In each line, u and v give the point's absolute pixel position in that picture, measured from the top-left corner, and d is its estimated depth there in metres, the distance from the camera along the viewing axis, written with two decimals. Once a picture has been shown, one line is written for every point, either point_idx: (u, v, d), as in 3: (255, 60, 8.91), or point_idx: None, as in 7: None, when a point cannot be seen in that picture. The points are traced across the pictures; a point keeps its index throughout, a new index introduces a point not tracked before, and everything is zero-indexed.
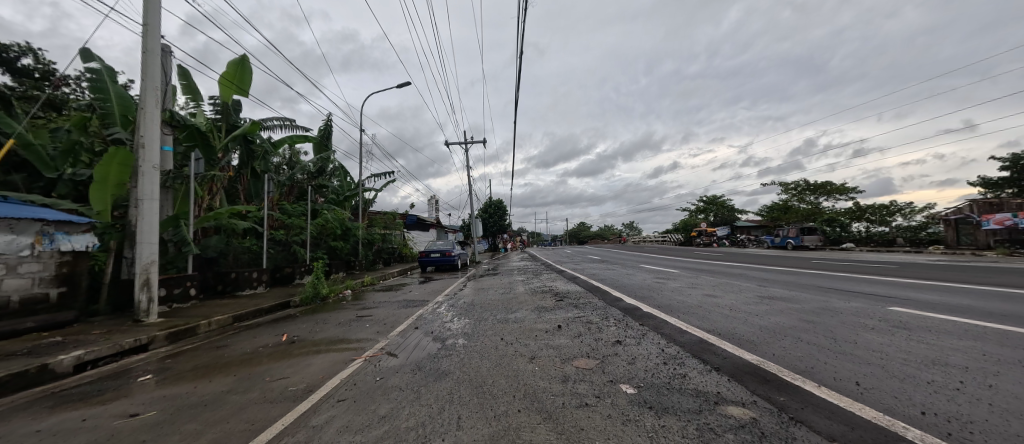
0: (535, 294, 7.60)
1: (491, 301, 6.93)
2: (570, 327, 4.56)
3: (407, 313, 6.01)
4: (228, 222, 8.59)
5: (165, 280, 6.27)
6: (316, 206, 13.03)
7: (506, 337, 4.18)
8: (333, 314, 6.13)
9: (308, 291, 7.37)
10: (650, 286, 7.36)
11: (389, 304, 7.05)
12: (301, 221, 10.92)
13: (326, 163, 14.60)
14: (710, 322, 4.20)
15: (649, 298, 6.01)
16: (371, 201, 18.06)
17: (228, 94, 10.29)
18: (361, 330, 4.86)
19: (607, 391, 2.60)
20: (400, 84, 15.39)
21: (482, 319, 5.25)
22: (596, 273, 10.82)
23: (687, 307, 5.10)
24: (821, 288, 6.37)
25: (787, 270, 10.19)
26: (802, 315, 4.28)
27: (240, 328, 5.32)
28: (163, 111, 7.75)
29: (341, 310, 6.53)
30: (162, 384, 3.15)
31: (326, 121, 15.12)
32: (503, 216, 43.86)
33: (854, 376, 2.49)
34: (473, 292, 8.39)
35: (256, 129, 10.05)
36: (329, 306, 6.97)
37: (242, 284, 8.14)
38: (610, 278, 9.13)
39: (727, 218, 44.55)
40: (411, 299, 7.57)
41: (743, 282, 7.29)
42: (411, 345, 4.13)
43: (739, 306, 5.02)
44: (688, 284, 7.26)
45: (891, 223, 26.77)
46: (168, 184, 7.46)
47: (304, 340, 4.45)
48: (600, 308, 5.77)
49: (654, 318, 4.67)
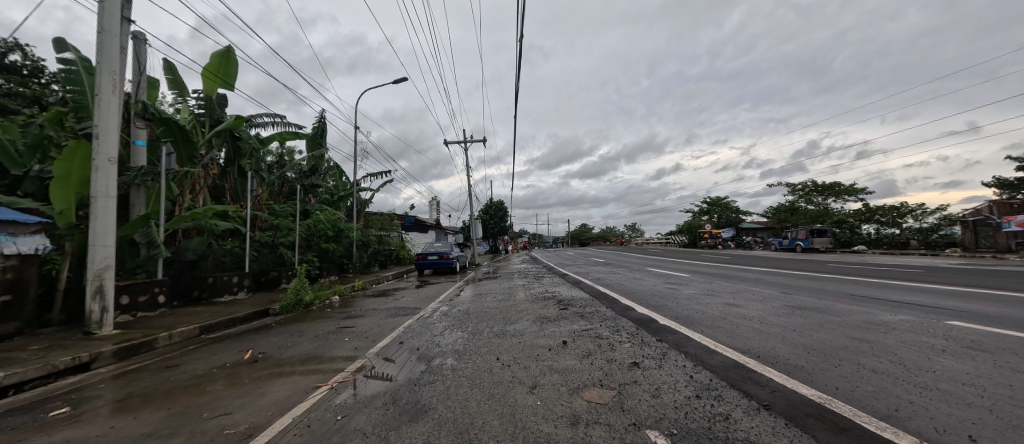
0: (537, 301, 6.96)
1: (488, 309, 6.33)
2: (577, 343, 3.94)
3: (395, 324, 5.40)
4: (206, 222, 8.08)
5: (130, 286, 5.69)
6: (307, 206, 12.49)
7: (503, 357, 3.56)
8: (313, 325, 5.52)
9: (290, 297, 6.79)
10: (662, 293, 6.73)
11: (376, 313, 6.43)
12: (289, 222, 10.36)
13: (319, 162, 14.07)
14: (743, 339, 3.56)
15: (664, 308, 5.39)
16: (367, 201, 17.53)
17: (212, 88, 9.80)
18: (337, 346, 4.24)
19: (630, 441, 1.98)
20: (396, 80, 14.83)
21: (477, 332, 4.65)
22: (602, 277, 10.18)
23: (709, 319, 4.49)
24: (853, 296, 5.75)
25: (805, 275, 9.56)
26: (849, 332, 3.65)
27: (204, 342, 4.71)
28: (136, 103, 7.25)
29: (323, 319, 5.93)
30: (73, 424, 2.53)
31: (319, 118, 14.60)
32: (504, 217, 43.23)
33: (962, 426, 1.87)
34: (470, 299, 7.76)
35: (241, 124, 9.59)
36: (312, 314, 6.39)
37: (220, 290, 7.55)
38: (616, 284, 8.48)
39: (731, 220, 43.82)
40: (402, 307, 6.96)
41: (763, 289, 6.66)
42: (391, 366, 3.52)
43: (768, 318, 4.40)
44: (703, 292, 6.64)
45: (902, 225, 26.04)
46: (138, 182, 6.92)
47: (269, 358, 3.84)
48: (608, 319, 5.16)
49: (672, 332, 4.07)
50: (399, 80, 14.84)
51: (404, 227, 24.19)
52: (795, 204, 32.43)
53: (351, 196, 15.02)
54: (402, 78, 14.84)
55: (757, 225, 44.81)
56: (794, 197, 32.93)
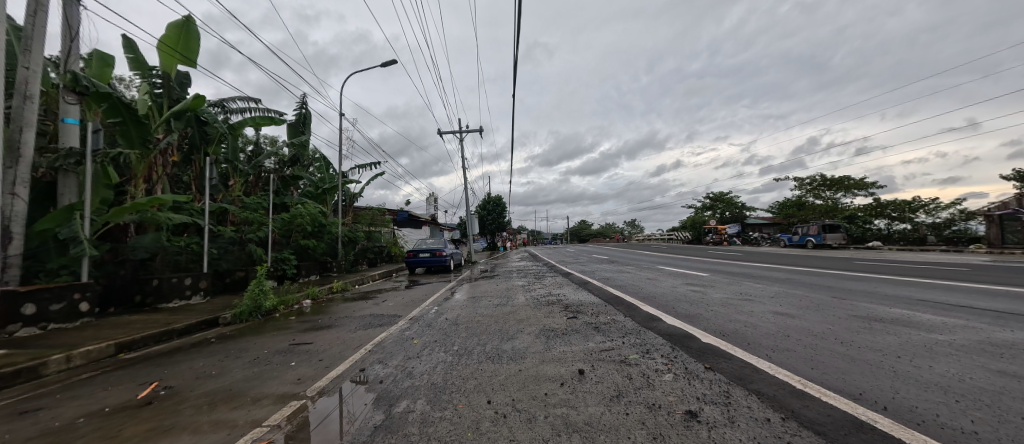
0: (540, 308, 5.85)
1: (481, 318, 5.26)
2: (598, 374, 2.88)
3: (363, 340, 4.33)
4: (154, 215, 7.09)
5: (38, 292, 4.61)
6: (285, 199, 11.39)
7: (496, 399, 2.51)
8: (263, 340, 4.44)
9: (245, 304, 5.68)
10: (688, 298, 5.67)
11: (348, 323, 5.34)
12: (262, 215, 9.27)
13: (301, 151, 12.92)
14: (839, 372, 2.51)
15: (699, 319, 4.32)
16: (355, 195, 16.43)
17: (171, 64, 8.70)
18: (276, 376, 3.15)
19: None
20: (384, 63, 13.56)
21: (463, 354, 3.57)
22: (610, 277, 9.11)
23: (769, 336, 3.43)
24: (929, 302, 4.70)
25: (836, 274, 8.59)
26: (986, 362, 2.58)
27: (108, 368, 3.62)
28: (64, 74, 6.15)
29: (279, 332, 4.84)
30: None
31: (300, 104, 13.41)
32: (503, 213, 42.12)
33: None
34: (461, 303, 6.66)
35: (202, 105, 8.51)
36: (269, 325, 5.30)
37: (167, 295, 6.43)
38: (629, 286, 7.40)
39: (736, 216, 42.82)
40: (380, 314, 5.86)
41: (808, 293, 5.61)
42: (335, 411, 2.41)
43: (848, 336, 3.34)
44: (738, 295, 5.61)
45: (914, 220, 25.18)
46: (63, 166, 5.82)
47: (171, 398, 2.75)
48: (631, 333, 4.09)
49: (727, 357, 3.00)
50: (388, 62, 13.59)
51: (397, 223, 23.00)
52: (803, 199, 31.35)
53: (337, 188, 13.91)
54: (391, 61, 13.57)
55: (761, 221, 43.97)
56: (802, 192, 31.83)
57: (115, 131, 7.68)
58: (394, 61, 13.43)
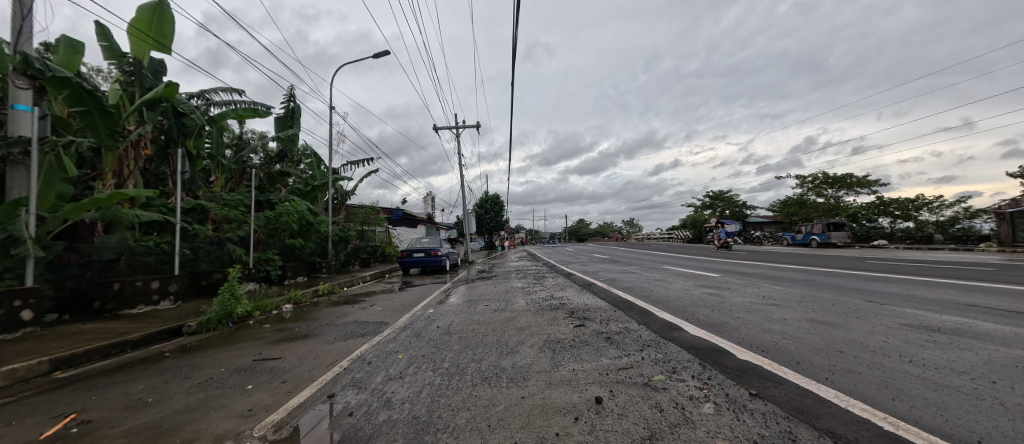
0: (542, 314, 5.27)
1: (477, 326, 4.69)
2: (621, 404, 2.32)
3: (341, 353, 3.74)
4: (118, 212, 6.50)
5: None
6: (270, 196, 10.80)
7: (494, 442, 1.93)
8: (225, 353, 3.84)
9: (213, 311, 5.07)
10: (707, 302, 5.13)
11: (328, 331, 4.74)
12: (242, 213, 8.70)
13: (288, 145, 12.34)
14: (935, 407, 1.95)
15: (726, 327, 3.77)
16: (348, 193, 15.83)
17: (145, 51, 8.07)
18: (225, 406, 2.56)
19: None
20: (377, 54, 12.88)
21: (455, 374, 2.98)
22: (615, 279, 8.54)
23: (820, 352, 2.88)
24: (980, 308, 4.20)
25: (854, 274, 8.11)
26: None
27: (27, 393, 3.00)
28: (13, 55, 5.53)
29: (247, 344, 4.25)
30: None
31: (288, 97, 12.76)
32: (501, 212, 41.51)
33: None
34: (455, 308, 6.07)
35: (175, 93, 7.85)
36: (239, 335, 4.70)
37: (131, 300, 5.83)
38: (638, 288, 6.83)
39: (736, 214, 42.47)
40: (364, 321, 5.27)
41: (839, 297, 5.07)
42: (309, 436, 2.02)
43: (916, 352, 2.79)
44: (762, 299, 5.07)
45: (917, 218, 24.94)
46: (7, 157, 5.19)
47: (80, 440, 2.15)
48: (649, 346, 3.54)
49: (779, 381, 2.45)
50: (380, 53, 12.92)
51: (391, 221, 22.38)
52: (804, 197, 30.99)
53: (327, 185, 13.31)
54: (383, 51, 12.91)
55: (761, 220, 43.72)
56: (804, 190, 31.45)
57: (80, 122, 7.12)
58: (387, 52, 12.76)
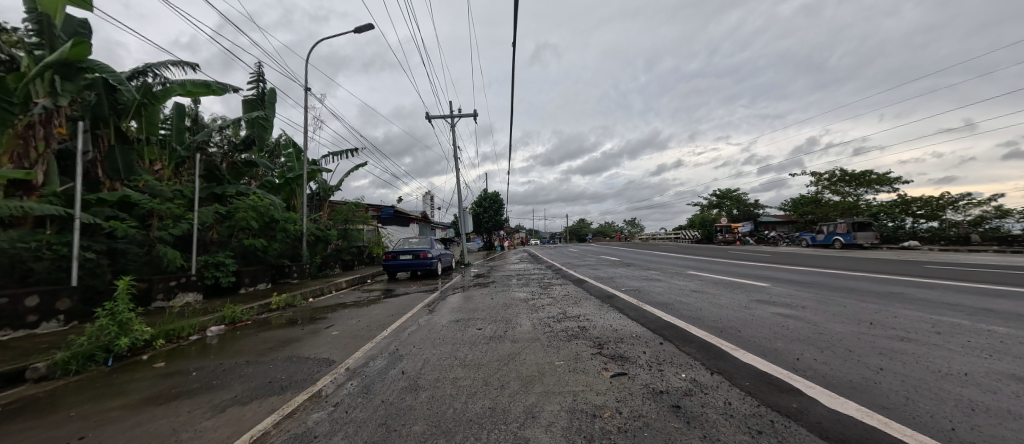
0: (556, 347, 3.71)
1: (459, 371, 3.08)
2: None
3: (224, 437, 2.17)
4: None
5: None
6: (227, 188, 9.18)
7: None
8: (24, 436, 2.24)
9: (82, 344, 3.51)
10: (795, 332, 3.56)
11: (236, 380, 3.11)
12: (180, 207, 7.09)
13: (257, 131, 10.78)
14: None
15: (888, 396, 2.17)
16: (330, 188, 14.25)
17: (55, 4, 6.46)
18: None
19: None
20: (357, 29, 11.24)
21: None
22: (640, 289, 6.92)
23: None
24: None
25: (941, 285, 6.48)
26: None
27: None
28: None
29: (93, 407, 2.65)
30: None
31: (256, 77, 11.17)
32: (501, 210, 39.95)
33: None
34: (437, 333, 4.51)
35: (87, 54, 6.16)
36: (104, 386, 3.11)
37: None
38: (679, 305, 5.19)
39: (746, 213, 40.83)
40: (304, 357, 3.70)
41: (997, 329, 3.44)
42: None
43: None
44: (881, 331, 3.47)
45: (944, 218, 23.39)
46: None
47: None
48: (764, 437, 1.94)
49: None
50: (362, 27, 11.27)
51: (381, 220, 20.81)
52: (819, 195, 29.46)
53: (302, 178, 11.71)
54: (366, 25, 11.27)
55: (770, 220, 42.24)
56: (819, 188, 29.90)
57: None
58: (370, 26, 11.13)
